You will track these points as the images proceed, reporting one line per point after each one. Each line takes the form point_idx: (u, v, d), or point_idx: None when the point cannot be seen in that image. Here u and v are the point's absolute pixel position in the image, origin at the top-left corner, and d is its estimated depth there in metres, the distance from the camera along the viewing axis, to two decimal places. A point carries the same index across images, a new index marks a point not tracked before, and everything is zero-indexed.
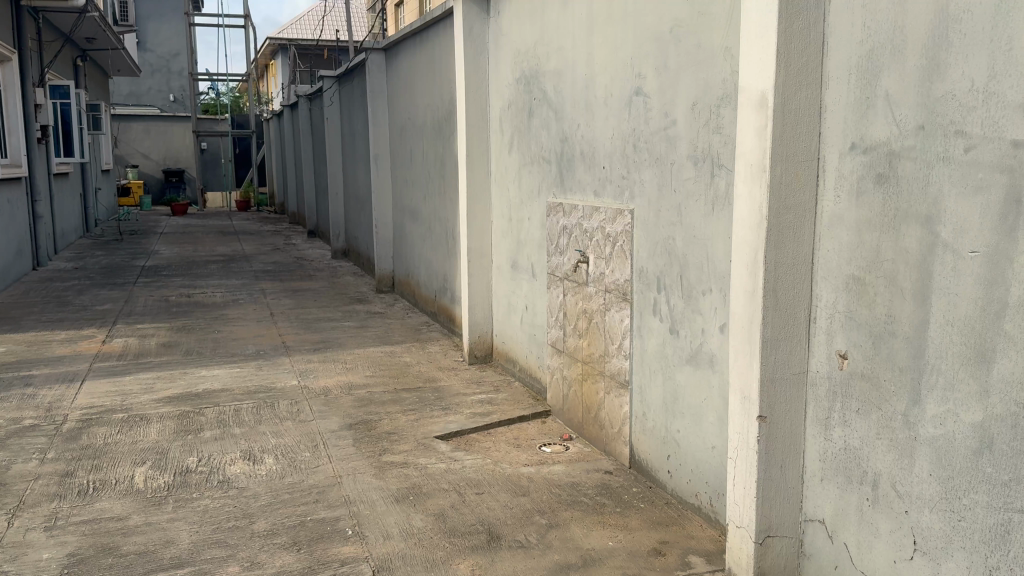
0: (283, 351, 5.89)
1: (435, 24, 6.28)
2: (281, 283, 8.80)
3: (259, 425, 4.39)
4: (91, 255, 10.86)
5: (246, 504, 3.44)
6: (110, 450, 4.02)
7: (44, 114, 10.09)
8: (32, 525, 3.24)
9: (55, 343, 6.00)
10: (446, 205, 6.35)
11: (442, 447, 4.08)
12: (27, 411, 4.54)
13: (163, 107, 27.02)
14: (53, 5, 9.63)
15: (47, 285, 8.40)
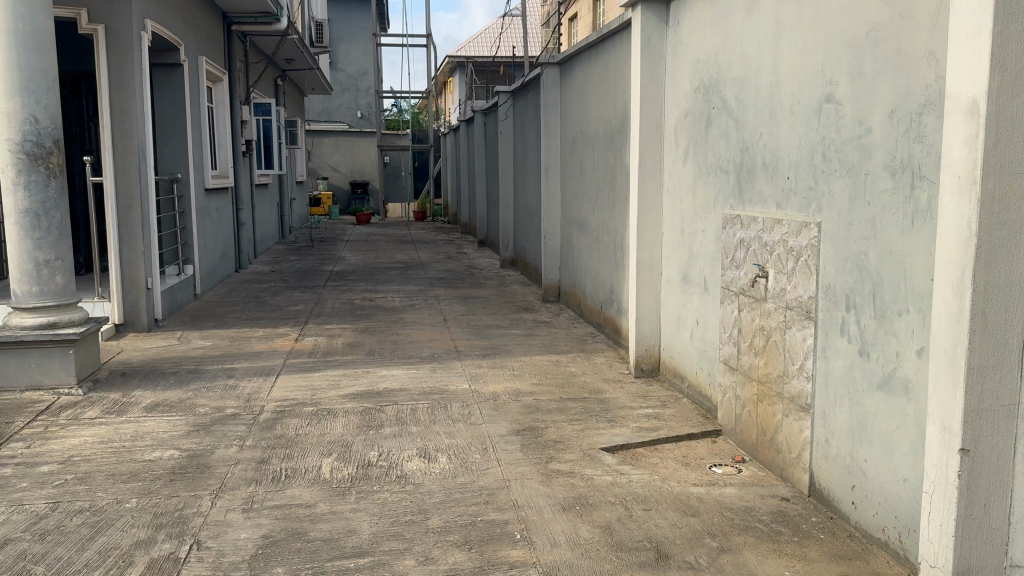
0: (455, 355, 6.10)
1: (611, 36, 6.31)
2: (453, 290, 9.13)
3: (433, 425, 4.57)
4: (286, 260, 11.78)
5: (421, 500, 3.59)
6: (301, 440, 4.33)
7: (249, 129, 11.06)
8: (232, 506, 3.55)
9: (254, 339, 6.55)
10: (616, 215, 6.34)
11: (608, 460, 4.07)
12: (230, 401, 4.98)
13: (351, 122, 28.85)
14: (260, 30, 10.54)
15: (248, 286, 9.19)
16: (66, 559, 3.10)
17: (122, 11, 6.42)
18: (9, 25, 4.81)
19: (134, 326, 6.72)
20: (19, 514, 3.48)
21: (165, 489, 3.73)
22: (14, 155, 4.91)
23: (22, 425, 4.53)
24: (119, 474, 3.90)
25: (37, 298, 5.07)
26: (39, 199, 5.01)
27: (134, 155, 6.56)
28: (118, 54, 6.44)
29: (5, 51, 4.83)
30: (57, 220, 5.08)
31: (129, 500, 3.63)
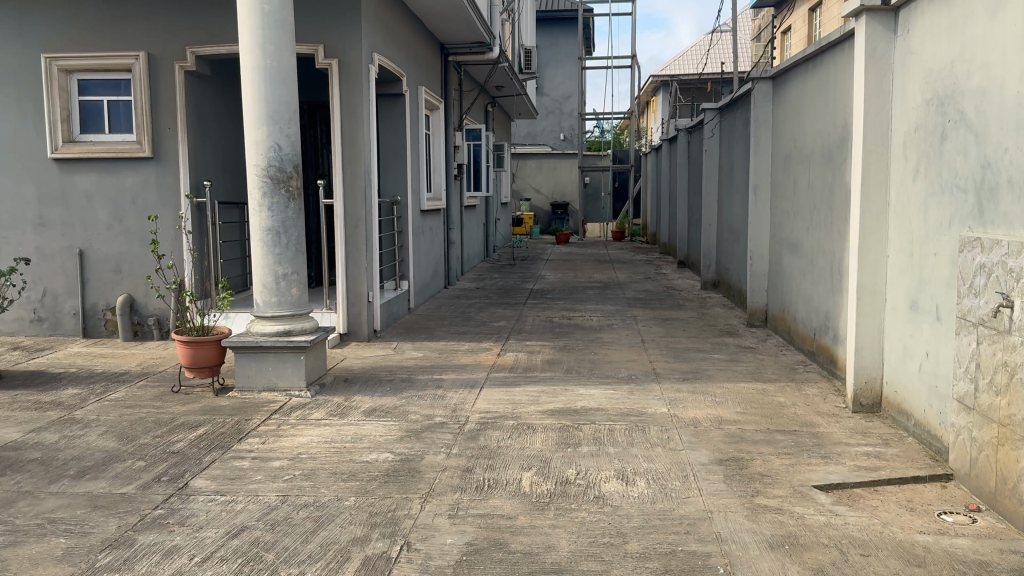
0: (655, 377, 6.01)
1: (832, 48, 5.98)
2: (653, 311, 9.03)
3: (633, 447, 4.52)
4: (490, 277, 12.22)
5: (620, 522, 3.56)
6: (503, 452, 4.45)
7: (460, 153, 11.61)
8: (439, 512, 3.70)
9: (460, 353, 6.83)
10: (833, 236, 5.97)
11: (820, 498, 3.81)
12: (438, 410, 5.22)
13: (554, 145, 29.50)
14: (473, 59, 11.08)
15: (455, 302, 9.63)
16: (292, 549, 3.38)
17: (353, 46, 6.97)
18: (260, 63, 5.40)
19: (355, 336, 7.26)
20: (254, 504, 3.85)
21: (380, 490, 3.97)
22: (261, 179, 5.49)
23: (259, 422, 5.02)
24: (338, 473, 4.20)
25: (275, 307, 5.60)
26: (280, 217, 5.55)
27: (360, 179, 7.10)
28: (349, 85, 7.01)
29: (256, 87, 5.42)
30: (293, 238, 5.60)
31: (348, 498, 3.90)
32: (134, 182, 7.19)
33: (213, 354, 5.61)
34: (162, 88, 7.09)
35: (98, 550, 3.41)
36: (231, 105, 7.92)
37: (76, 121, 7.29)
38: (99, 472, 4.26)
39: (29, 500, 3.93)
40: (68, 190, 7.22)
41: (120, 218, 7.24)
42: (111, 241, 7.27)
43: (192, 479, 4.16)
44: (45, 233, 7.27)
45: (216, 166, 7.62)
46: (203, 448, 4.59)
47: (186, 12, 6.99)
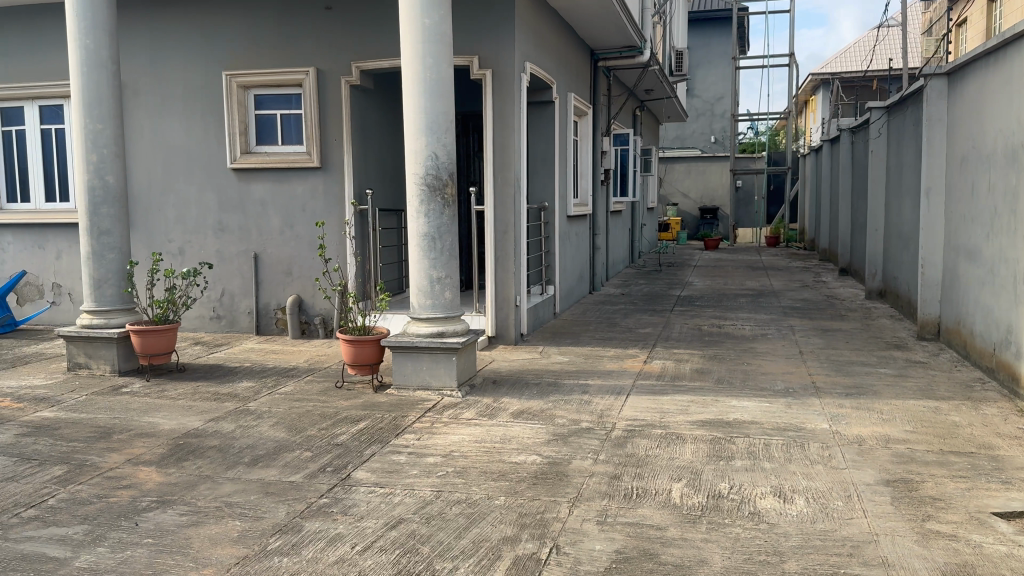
0: (814, 391, 5.73)
1: (1017, 39, 5.50)
2: (810, 321, 8.62)
3: (789, 463, 4.34)
4: (637, 283, 12.10)
5: (777, 541, 3.42)
6: (652, 462, 4.39)
7: (608, 158, 11.58)
8: (588, 517, 3.70)
9: (607, 359, 6.80)
10: (1017, 243, 5.47)
11: (1001, 527, 3.50)
12: (585, 415, 5.22)
13: (704, 147, 28.79)
14: (623, 63, 11.03)
15: (601, 307, 9.60)
16: (446, 544, 3.48)
17: (506, 56, 7.12)
18: (420, 75, 5.62)
19: (503, 339, 7.39)
20: (410, 498, 4.00)
21: (529, 491, 4.02)
22: (419, 187, 5.70)
23: (414, 419, 5.22)
24: (489, 472, 4.30)
25: (429, 310, 5.80)
26: (435, 223, 5.73)
27: (510, 185, 7.23)
28: (502, 94, 7.16)
29: (415, 99, 5.65)
30: (447, 243, 5.78)
31: (498, 497, 3.97)
32: (303, 190, 7.67)
33: (374, 352, 5.88)
34: (329, 102, 7.52)
35: (270, 533, 3.66)
36: (391, 116, 8.28)
37: (253, 134, 7.87)
38: (271, 460, 4.57)
39: (208, 483, 4.27)
40: (246, 198, 7.79)
41: (291, 224, 7.74)
42: (282, 246, 7.78)
43: (353, 471, 4.39)
44: (224, 238, 7.89)
45: (377, 174, 7.98)
46: (363, 441, 4.82)
47: (351, 29, 7.39)
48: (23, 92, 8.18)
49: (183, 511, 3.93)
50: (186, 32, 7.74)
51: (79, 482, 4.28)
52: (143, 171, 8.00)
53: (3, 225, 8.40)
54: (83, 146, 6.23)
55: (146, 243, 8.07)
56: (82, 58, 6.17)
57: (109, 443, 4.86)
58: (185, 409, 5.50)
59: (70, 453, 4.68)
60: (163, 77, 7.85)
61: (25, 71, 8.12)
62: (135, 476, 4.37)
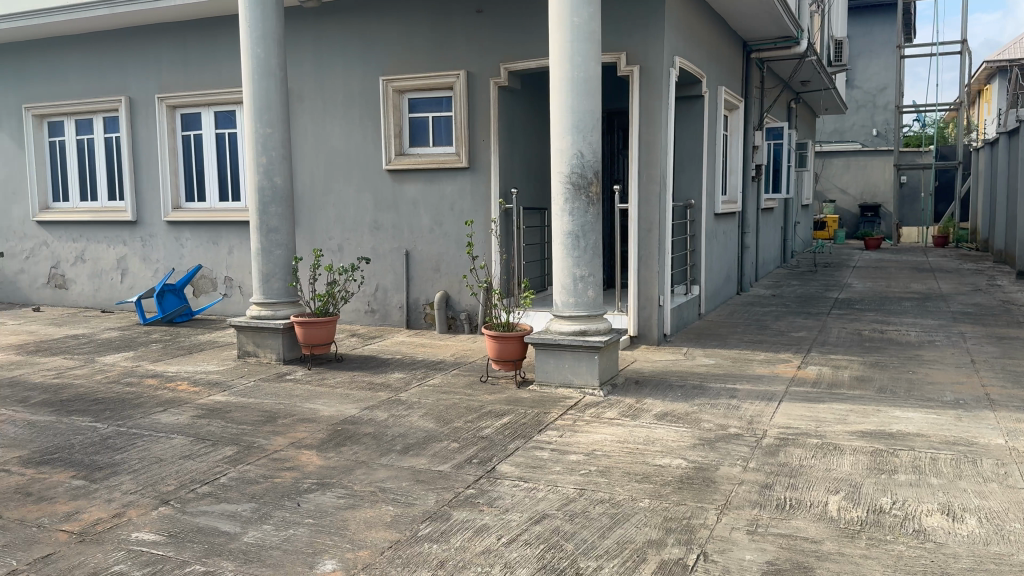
0: (988, 404, 5.29)
1: None
2: (984, 327, 7.96)
3: (960, 480, 4.03)
4: (789, 284, 11.62)
5: (945, 562, 3.19)
6: (806, 472, 4.20)
7: (760, 154, 11.16)
8: (738, 526, 3.59)
9: (757, 363, 6.57)
10: None
11: None
12: (733, 421, 5.07)
13: (865, 141, 27.19)
14: (778, 54, 10.59)
15: (750, 309, 9.29)
16: (590, 543, 3.48)
17: (656, 51, 7.02)
18: (569, 73, 5.63)
19: (646, 339, 7.30)
20: (554, 494, 4.03)
21: (675, 496, 3.95)
22: (565, 185, 5.72)
23: (557, 416, 5.24)
24: (633, 473, 4.25)
25: (572, 307, 5.81)
26: (580, 221, 5.73)
27: (656, 183, 7.12)
28: (650, 91, 7.07)
29: (563, 98, 5.67)
30: (592, 242, 5.76)
31: (643, 500, 3.92)
32: (452, 190, 7.88)
33: (517, 349, 5.97)
34: (478, 103, 7.69)
35: (420, 520, 3.79)
36: (537, 115, 8.36)
37: (406, 136, 8.16)
38: (420, 450, 4.73)
39: (363, 469, 4.47)
40: (399, 197, 8.10)
41: (440, 222, 7.98)
42: (432, 243, 8.03)
43: (498, 464, 4.47)
44: (379, 236, 8.24)
45: (522, 173, 8.08)
46: (508, 436, 4.90)
47: (500, 31, 7.52)
48: (201, 100, 8.88)
49: (340, 494, 4.14)
50: (346, 39, 8.14)
51: (247, 462, 4.60)
52: (306, 173, 8.49)
53: (183, 222, 9.15)
54: (254, 149, 6.68)
55: (308, 240, 8.57)
56: (254, 67, 6.62)
57: (274, 427, 5.19)
58: (341, 397, 5.79)
59: (240, 435, 5.03)
60: (326, 83, 8.30)
61: (204, 81, 8.81)
62: (297, 459, 4.64)
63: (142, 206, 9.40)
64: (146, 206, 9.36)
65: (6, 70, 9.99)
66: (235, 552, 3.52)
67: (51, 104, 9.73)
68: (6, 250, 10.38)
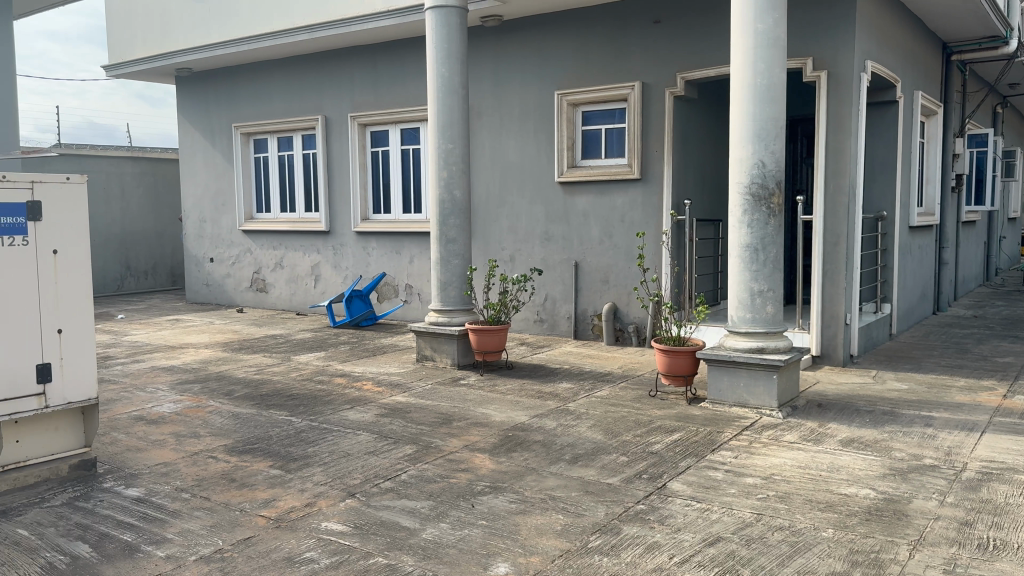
0: None
1: None
2: None
3: None
4: (993, 305, 10.63)
5: None
6: (1014, 511, 3.82)
7: (961, 162, 10.29)
8: (933, 564, 3.33)
9: (955, 389, 6.05)
10: None
11: None
12: (928, 451, 4.70)
13: None
14: (983, 55, 9.75)
15: (947, 330, 8.58)
16: (768, 569, 3.34)
17: (846, 56, 6.68)
18: (753, 82, 5.47)
19: (830, 359, 6.93)
20: (729, 517, 3.91)
21: (861, 527, 3.72)
22: (745, 196, 5.55)
23: (731, 436, 5.09)
24: (814, 501, 4.05)
25: (749, 323, 5.61)
26: (760, 234, 5.54)
27: (844, 194, 6.76)
28: (839, 98, 6.73)
29: (746, 107, 5.51)
30: (772, 255, 5.55)
31: (826, 529, 3.72)
32: (623, 202, 7.86)
33: (689, 364, 5.83)
34: (654, 114, 7.63)
35: (590, 532, 3.80)
36: (714, 125, 8.18)
37: (579, 149, 8.23)
38: (590, 461, 4.74)
39: (534, 476, 4.55)
40: (571, 209, 8.18)
41: (611, 234, 7.97)
42: (603, 255, 8.04)
43: (669, 481, 4.40)
44: (549, 246, 8.38)
45: (696, 185, 7.94)
46: (680, 453, 4.82)
47: (678, 41, 7.43)
48: (389, 117, 9.40)
49: (512, 499, 4.23)
50: (524, 55, 8.35)
51: (425, 462, 4.81)
52: (483, 185, 8.79)
53: (369, 233, 9.73)
54: (436, 164, 6.99)
55: (483, 250, 8.86)
56: (439, 85, 6.94)
57: (450, 429, 5.39)
58: (513, 404, 5.92)
59: (419, 435, 5.27)
60: (504, 98, 8.56)
61: (390, 99, 9.34)
62: (471, 461, 4.79)
63: (333, 216, 10.10)
64: (337, 217, 10.04)
65: (220, 93, 11.07)
66: (415, 547, 3.69)
67: (257, 123, 10.67)
68: (215, 256, 11.47)
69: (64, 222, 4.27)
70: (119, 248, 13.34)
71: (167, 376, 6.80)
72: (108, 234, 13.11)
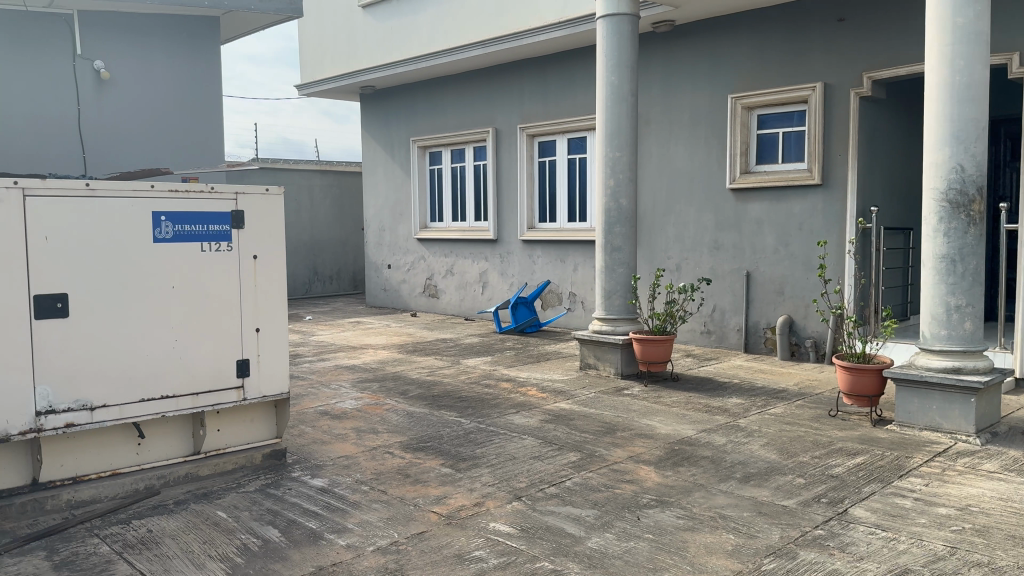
0: None
1: None
2: None
3: None
4: None
5: None
6: None
7: None
8: None
9: None
10: None
11: None
12: None
13: None
14: None
15: None
16: None
17: None
18: (950, 78, 5.07)
19: None
20: (918, 548, 3.63)
21: None
22: (940, 203, 5.15)
23: (921, 462, 4.72)
24: (1019, 538, 3.67)
25: (944, 341, 5.19)
26: (957, 244, 5.11)
27: None
28: None
29: (941, 106, 5.12)
30: (971, 267, 5.11)
31: None
32: (801, 209, 7.50)
33: (873, 383, 5.47)
34: (836, 117, 7.24)
35: (763, 554, 3.64)
36: (904, 128, 7.66)
37: (754, 154, 7.96)
38: (763, 481, 4.55)
39: (702, 492, 4.42)
40: (743, 216, 7.93)
41: (787, 243, 7.64)
42: (777, 265, 7.72)
43: (850, 507, 4.13)
44: (719, 256, 8.16)
45: (883, 192, 7.45)
46: (863, 477, 4.53)
47: (863, 39, 7.03)
48: (557, 127, 9.51)
49: (680, 514, 4.13)
50: (696, 59, 8.20)
51: (589, 470, 4.80)
52: (650, 193, 8.71)
53: (535, 241, 9.89)
54: (603, 171, 6.99)
55: (649, 259, 8.78)
56: (607, 93, 6.94)
57: (614, 439, 5.35)
58: (679, 417, 5.80)
59: (583, 443, 5.27)
60: (673, 105, 8.44)
61: (558, 109, 9.45)
62: (637, 473, 4.74)
63: (502, 225, 10.34)
64: (506, 225, 10.28)
65: (398, 108, 11.65)
66: (580, 555, 3.68)
67: (432, 136, 11.13)
68: (392, 263, 12.07)
69: (263, 230, 4.63)
70: (307, 254, 14.33)
71: (348, 374, 7.22)
72: (298, 241, 14.13)
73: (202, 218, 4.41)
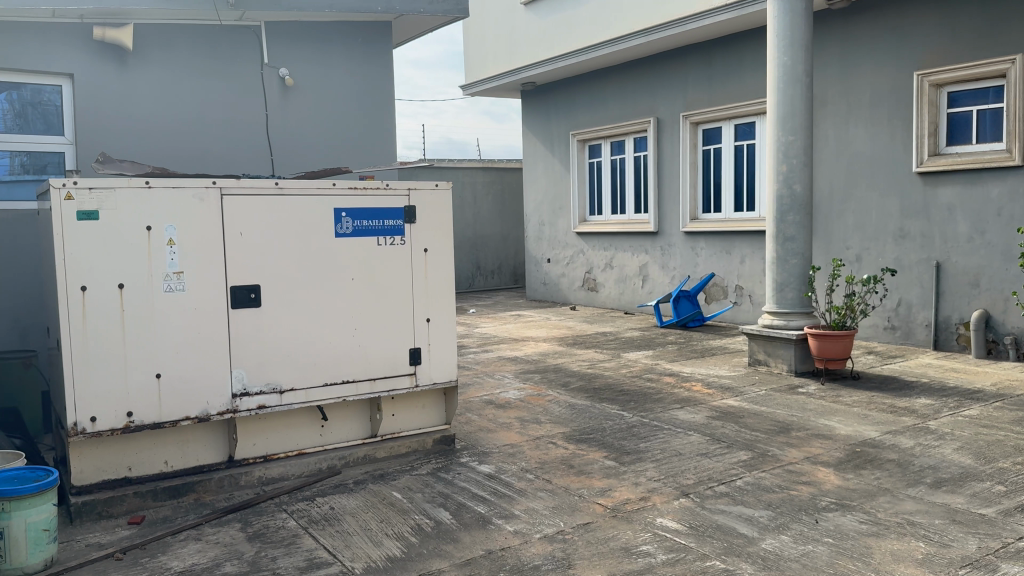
0: None
1: None
2: None
3: None
4: None
5: None
6: None
7: None
8: None
9: None
10: None
11: None
12: None
13: None
14: None
15: None
16: None
17: None
18: None
19: None
20: None
21: None
22: None
23: None
24: None
25: None
26: None
27: None
28: None
29: None
30: None
31: None
32: (999, 193, 6.86)
33: None
34: None
35: (959, 565, 3.36)
36: None
37: (944, 134, 7.36)
38: (957, 487, 4.20)
39: (887, 497, 4.14)
40: (931, 202, 7.36)
41: (982, 230, 7.02)
42: (972, 254, 7.11)
43: None
44: (904, 245, 7.62)
45: None
46: None
47: None
48: (722, 114, 9.24)
49: (862, 519, 3.89)
50: (877, 36, 7.70)
51: (762, 469, 4.62)
52: (826, 180, 8.29)
53: (699, 232, 9.66)
54: (774, 158, 6.70)
55: (825, 249, 8.36)
56: (779, 76, 6.65)
57: (788, 438, 5.12)
58: (859, 417, 5.46)
59: (755, 441, 5.08)
60: (852, 86, 7.99)
61: (724, 95, 9.17)
62: (814, 474, 4.51)
63: (663, 217, 10.17)
64: (668, 217, 10.10)
65: (558, 103, 11.74)
66: (754, 556, 3.55)
67: (592, 129, 11.12)
68: (552, 257, 12.17)
69: (436, 223, 4.80)
70: (470, 249, 14.73)
71: (512, 365, 7.35)
72: (462, 236, 14.55)
73: (380, 213, 4.63)
